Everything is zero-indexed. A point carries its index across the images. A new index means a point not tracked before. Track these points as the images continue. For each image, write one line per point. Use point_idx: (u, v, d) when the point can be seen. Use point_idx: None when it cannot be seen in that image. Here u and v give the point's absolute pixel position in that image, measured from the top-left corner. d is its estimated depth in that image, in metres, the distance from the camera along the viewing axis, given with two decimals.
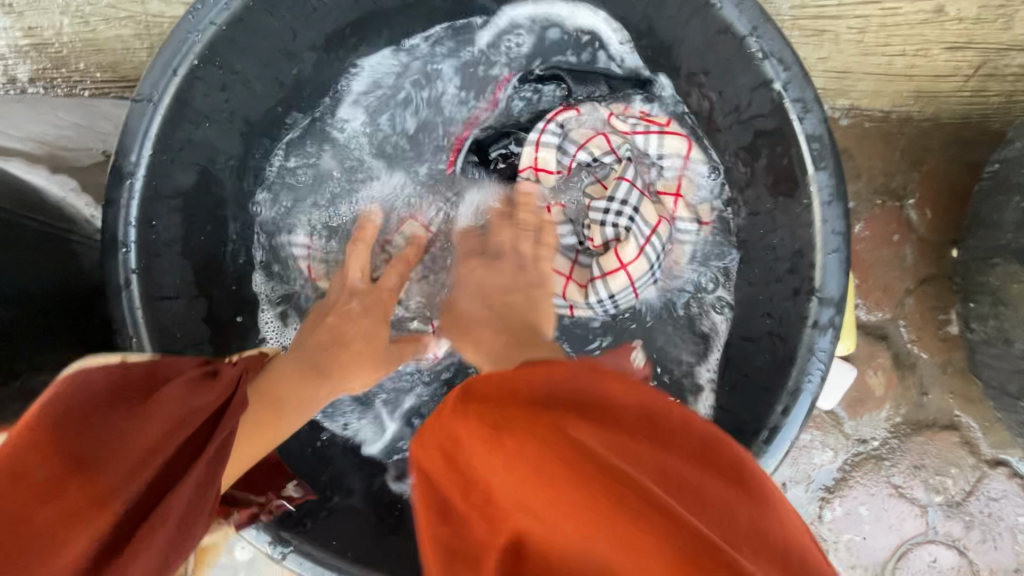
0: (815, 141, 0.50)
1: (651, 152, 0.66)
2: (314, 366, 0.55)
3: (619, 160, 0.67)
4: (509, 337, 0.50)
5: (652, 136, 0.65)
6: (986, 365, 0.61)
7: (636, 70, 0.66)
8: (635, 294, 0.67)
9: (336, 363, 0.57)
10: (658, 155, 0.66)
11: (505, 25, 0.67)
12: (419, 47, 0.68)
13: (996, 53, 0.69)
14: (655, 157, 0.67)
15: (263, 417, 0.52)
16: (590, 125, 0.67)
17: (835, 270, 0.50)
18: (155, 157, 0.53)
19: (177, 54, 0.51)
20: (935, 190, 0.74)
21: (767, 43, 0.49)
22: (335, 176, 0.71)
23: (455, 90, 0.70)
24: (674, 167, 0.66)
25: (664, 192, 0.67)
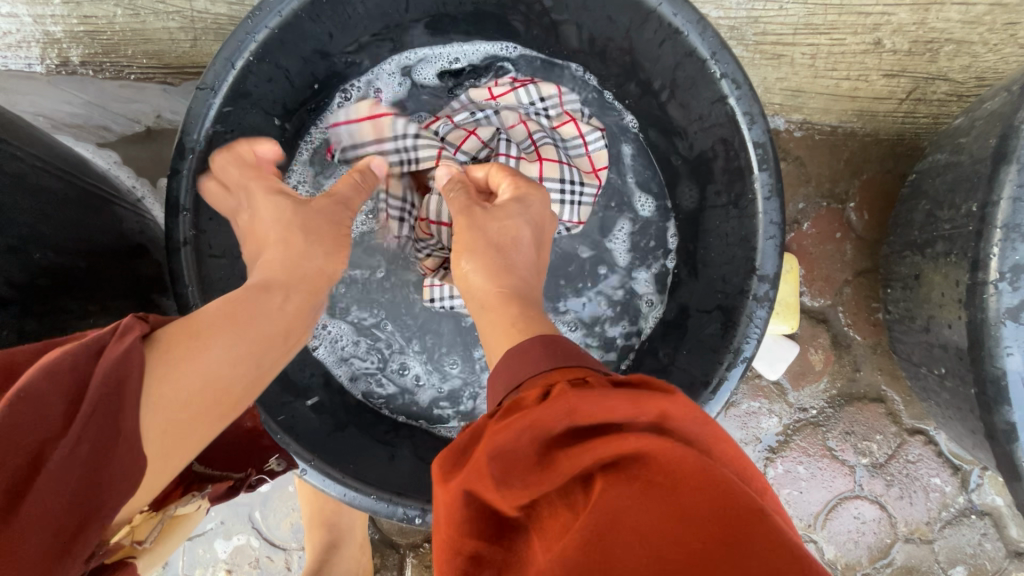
0: (760, 147, 0.61)
1: (528, 102, 0.80)
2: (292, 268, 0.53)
3: (490, 150, 0.79)
4: (512, 298, 0.54)
5: (521, 90, 0.79)
6: (900, 341, 0.73)
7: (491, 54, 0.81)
8: (579, 221, 0.80)
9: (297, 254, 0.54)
10: (538, 97, 0.79)
11: (421, 55, 0.80)
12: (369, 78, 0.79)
13: (924, 82, 0.81)
14: (535, 104, 0.80)
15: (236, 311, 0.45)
16: (455, 129, 0.79)
17: (771, 252, 0.62)
18: (212, 136, 0.63)
19: (236, 50, 0.60)
20: (871, 195, 0.86)
21: (724, 66, 0.60)
22: (308, 172, 0.80)
23: (392, 95, 0.82)
24: (555, 106, 0.80)
25: (561, 124, 0.80)
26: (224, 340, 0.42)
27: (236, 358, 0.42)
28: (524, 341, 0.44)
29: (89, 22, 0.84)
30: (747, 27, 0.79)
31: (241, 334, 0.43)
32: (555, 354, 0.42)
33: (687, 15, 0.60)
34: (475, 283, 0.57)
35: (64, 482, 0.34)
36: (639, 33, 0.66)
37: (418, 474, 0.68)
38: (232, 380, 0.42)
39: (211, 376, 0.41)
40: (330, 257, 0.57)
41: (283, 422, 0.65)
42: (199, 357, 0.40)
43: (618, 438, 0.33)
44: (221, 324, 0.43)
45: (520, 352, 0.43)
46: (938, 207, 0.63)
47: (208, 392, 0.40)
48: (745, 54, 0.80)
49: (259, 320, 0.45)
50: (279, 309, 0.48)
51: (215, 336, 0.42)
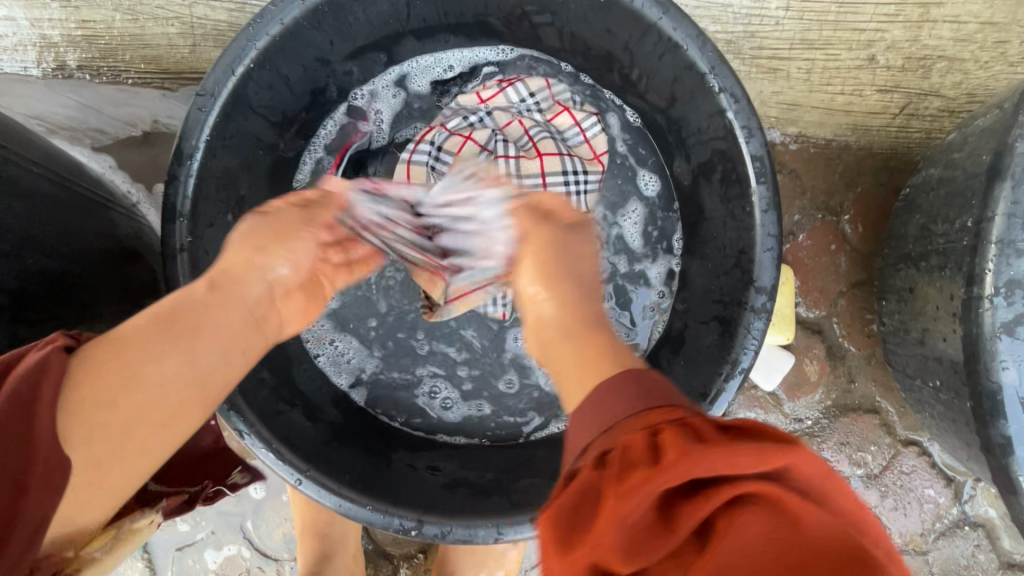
0: (758, 161, 0.62)
1: (519, 99, 0.79)
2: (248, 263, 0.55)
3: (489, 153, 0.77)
4: (588, 327, 0.54)
5: (509, 88, 0.79)
6: (895, 353, 0.73)
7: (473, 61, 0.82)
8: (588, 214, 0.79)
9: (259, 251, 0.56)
10: (526, 94, 0.79)
11: (410, 66, 0.81)
12: (365, 93, 0.80)
13: (917, 97, 0.83)
14: (525, 100, 0.79)
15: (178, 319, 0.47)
16: (451, 136, 0.77)
17: (768, 264, 0.62)
18: (211, 143, 0.62)
19: (237, 57, 0.60)
20: (865, 208, 0.87)
21: (723, 80, 0.61)
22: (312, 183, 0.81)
23: (389, 108, 0.83)
24: (546, 98, 0.80)
25: (555, 115, 0.79)
26: (145, 345, 0.44)
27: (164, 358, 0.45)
28: (611, 378, 0.44)
29: (87, 26, 0.83)
30: (744, 41, 0.80)
31: (169, 337, 0.46)
32: (635, 394, 0.41)
33: (687, 30, 0.61)
34: (547, 313, 0.57)
35: None
36: (638, 46, 0.66)
37: (413, 485, 0.68)
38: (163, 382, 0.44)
39: (141, 377, 0.43)
40: (297, 264, 0.58)
41: (276, 430, 0.64)
42: (120, 361, 0.43)
43: (738, 490, 0.34)
44: (147, 332, 0.45)
45: (620, 394, 0.42)
46: (932, 221, 0.64)
47: (134, 391, 0.43)
48: (742, 67, 0.81)
49: (194, 324, 0.47)
50: (228, 310, 0.51)
51: (139, 346, 0.44)
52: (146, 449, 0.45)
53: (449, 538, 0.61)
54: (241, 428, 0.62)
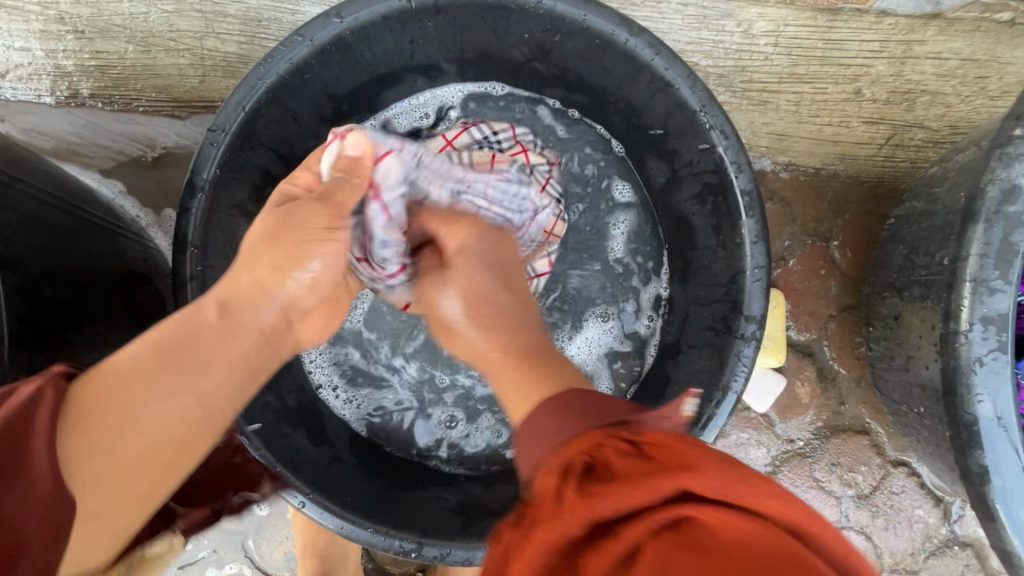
0: (746, 195, 0.64)
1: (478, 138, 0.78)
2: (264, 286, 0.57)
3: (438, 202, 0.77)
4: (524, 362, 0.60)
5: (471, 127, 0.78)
6: (882, 378, 0.75)
7: (446, 99, 0.84)
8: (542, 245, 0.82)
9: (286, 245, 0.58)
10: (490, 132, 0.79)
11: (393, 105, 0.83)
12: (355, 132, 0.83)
13: (902, 129, 0.86)
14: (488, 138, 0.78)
15: (195, 333, 0.52)
16: None
17: (757, 294, 0.65)
18: (221, 176, 0.65)
19: (247, 95, 0.63)
20: (854, 234, 0.90)
21: (712, 117, 0.64)
22: None
23: None
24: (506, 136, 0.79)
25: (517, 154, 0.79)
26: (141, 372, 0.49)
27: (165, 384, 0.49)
28: (544, 404, 0.49)
29: (100, 57, 0.86)
30: (734, 75, 0.83)
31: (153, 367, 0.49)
32: (575, 417, 0.45)
33: (678, 70, 0.64)
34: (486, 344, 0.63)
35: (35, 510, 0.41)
36: (632, 83, 0.69)
37: (413, 508, 0.70)
38: (156, 423, 0.48)
39: (144, 419, 0.47)
40: (314, 282, 0.60)
41: (281, 454, 0.66)
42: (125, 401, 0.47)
43: (652, 497, 0.35)
44: (146, 364, 0.49)
45: (546, 416, 0.47)
46: (915, 253, 0.66)
47: (136, 436, 0.47)
48: (733, 100, 0.84)
49: (181, 356, 0.50)
50: (229, 334, 0.54)
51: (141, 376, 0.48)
52: (143, 487, 0.49)
53: (448, 560, 0.63)
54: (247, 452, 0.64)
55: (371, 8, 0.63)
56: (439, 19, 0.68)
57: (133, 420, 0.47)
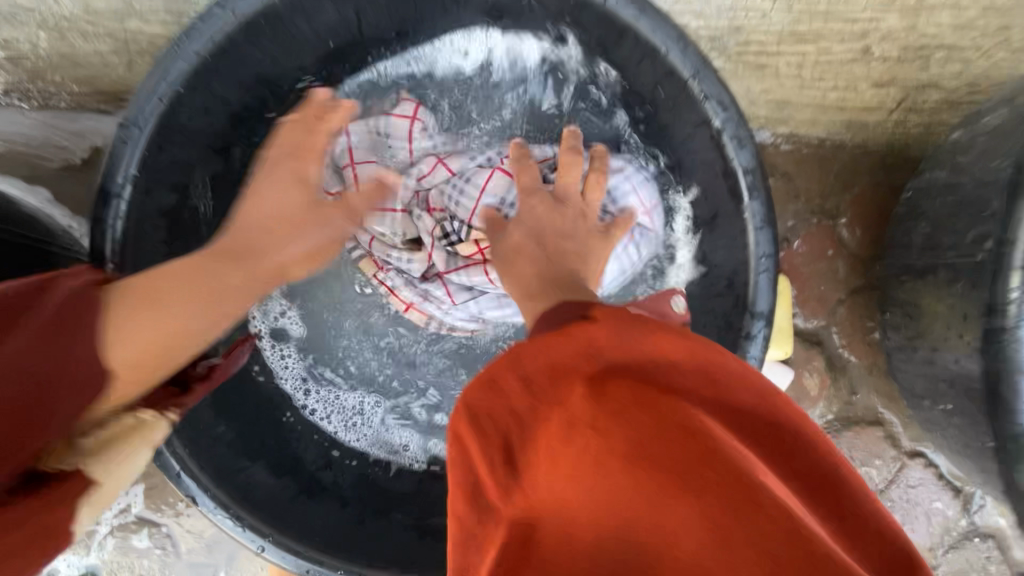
0: (749, 173, 0.56)
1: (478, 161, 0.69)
2: (227, 249, 0.56)
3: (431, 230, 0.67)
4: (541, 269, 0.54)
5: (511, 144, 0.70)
6: (899, 369, 0.69)
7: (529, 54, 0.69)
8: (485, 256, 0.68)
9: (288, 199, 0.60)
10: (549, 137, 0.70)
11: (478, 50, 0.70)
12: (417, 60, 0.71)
13: (915, 90, 0.77)
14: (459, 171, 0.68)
15: (219, 257, 0.56)
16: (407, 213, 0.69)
17: (764, 289, 0.57)
18: (141, 177, 0.56)
19: (162, 82, 0.54)
20: (862, 210, 0.82)
21: (707, 87, 0.55)
22: None
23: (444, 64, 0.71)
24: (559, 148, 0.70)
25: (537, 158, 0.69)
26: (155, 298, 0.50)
27: (143, 360, 0.50)
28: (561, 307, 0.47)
29: (9, 47, 0.76)
30: (729, 37, 0.74)
31: (213, 309, 0.54)
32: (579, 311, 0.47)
33: (667, 32, 0.55)
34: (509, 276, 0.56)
35: (13, 382, 0.42)
36: (613, 51, 0.60)
37: (384, 545, 0.64)
38: (187, 329, 0.52)
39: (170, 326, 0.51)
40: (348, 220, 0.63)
41: (234, 491, 0.59)
42: (156, 314, 0.50)
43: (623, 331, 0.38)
44: (194, 262, 0.54)
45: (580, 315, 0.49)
46: (939, 231, 0.59)
47: (151, 311, 0.50)
48: (727, 65, 0.76)
49: (211, 268, 0.54)
50: (229, 270, 0.55)
51: (174, 304, 0.51)
52: (134, 367, 0.50)
53: None
54: (194, 492, 0.57)
55: None
56: None
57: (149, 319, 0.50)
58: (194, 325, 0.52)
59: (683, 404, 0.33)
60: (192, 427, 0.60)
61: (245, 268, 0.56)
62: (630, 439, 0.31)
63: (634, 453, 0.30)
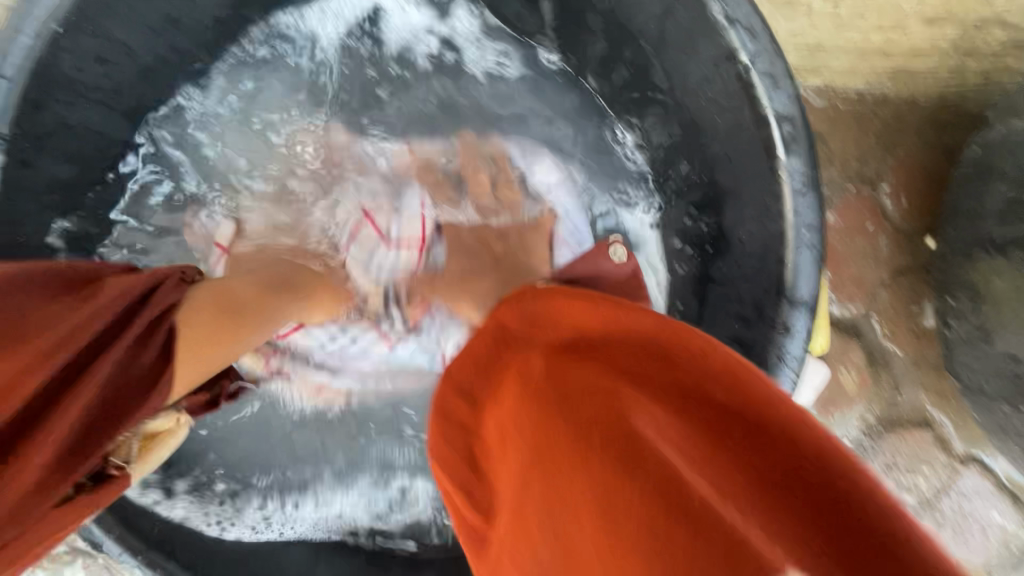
0: (787, 122, 0.44)
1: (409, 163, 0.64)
2: (279, 280, 0.50)
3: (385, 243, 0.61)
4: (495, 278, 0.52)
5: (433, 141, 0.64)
6: (964, 365, 0.57)
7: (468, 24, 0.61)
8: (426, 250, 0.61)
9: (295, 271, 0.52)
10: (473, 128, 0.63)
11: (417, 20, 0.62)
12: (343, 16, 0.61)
13: (973, 29, 0.65)
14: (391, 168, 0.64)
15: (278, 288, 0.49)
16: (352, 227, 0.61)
17: (808, 268, 0.45)
18: (14, 143, 0.45)
19: (31, 19, 0.43)
20: (909, 176, 0.69)
21: (731, 9, 0.43)
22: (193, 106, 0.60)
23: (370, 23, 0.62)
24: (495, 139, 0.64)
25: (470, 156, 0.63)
26: (224, 316, 0.42)
27: (216, 333, 0.42)
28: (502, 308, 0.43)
29: None
30: None
31: (239, 323, 0.43)
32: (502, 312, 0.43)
33: None
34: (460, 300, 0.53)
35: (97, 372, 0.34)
36: None
37: None
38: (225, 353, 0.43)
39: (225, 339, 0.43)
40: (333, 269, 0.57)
41: None
42: (225, 322, 0.42)
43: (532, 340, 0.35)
44: (255, 285, 0.47)
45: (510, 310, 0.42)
46: None
47: (224, 315, 0.42)
48: None
49: (271, 297, 0.47)
50: (282, 298, 0.48)
51: (248, 316, 0.44)
52: (192, 371, 0.41)
53: None
54: None
55: None
56: None
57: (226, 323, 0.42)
58: (246, 323, 0.44)
59: (616, 392, 0.26)
60: None
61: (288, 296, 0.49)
62: (527, 449, 0.28)
63: (542, 470, 0.26)
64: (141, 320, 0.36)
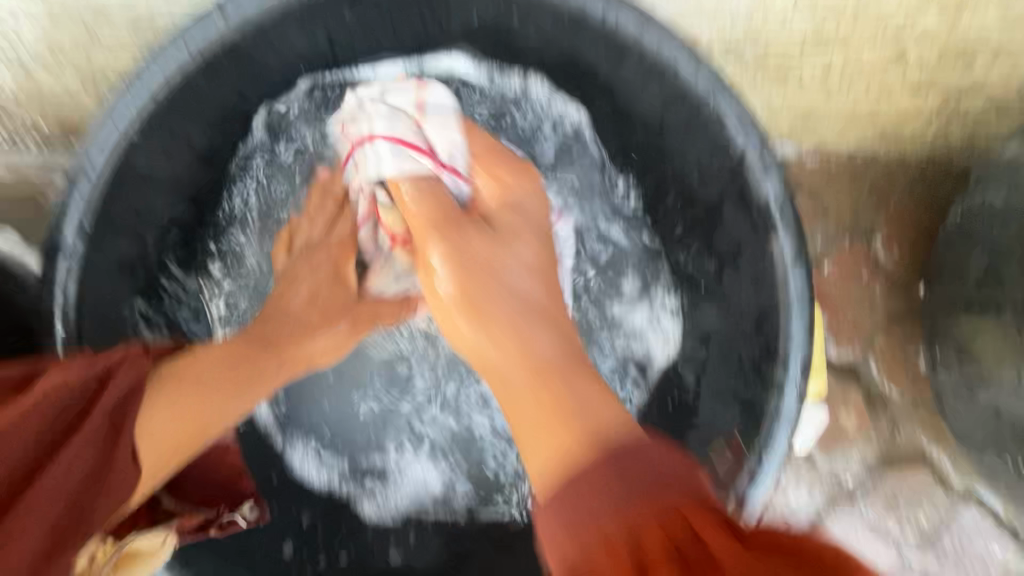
0: (778, 206, 0.49)
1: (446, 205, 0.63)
2: (264, 343, 0.57)
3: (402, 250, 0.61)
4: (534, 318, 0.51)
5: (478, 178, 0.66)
6: (953, 413, 0.61)
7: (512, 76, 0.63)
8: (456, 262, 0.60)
9: (284, 332, 0.58)
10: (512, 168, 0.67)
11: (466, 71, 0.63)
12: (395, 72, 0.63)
13: (956, 95, 0.69)
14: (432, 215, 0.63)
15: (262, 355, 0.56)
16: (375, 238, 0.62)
17: (800, 335, 0.50)
18: (94, 234, 0.51)
19: (113, 129, 0.49)
20: (900, 229, 0.74)
21: (724, 108, 0.49)
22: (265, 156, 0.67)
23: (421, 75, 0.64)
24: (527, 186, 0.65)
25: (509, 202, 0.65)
26: (190, 392, 0.48)
27: (178, 437, 0.48)
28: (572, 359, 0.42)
29: None
30: (745, 46, 0.67)
31: (244, 389, 0.53)
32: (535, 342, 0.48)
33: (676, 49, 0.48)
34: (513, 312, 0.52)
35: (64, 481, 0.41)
36: (616, 71, 0.54)
37: None
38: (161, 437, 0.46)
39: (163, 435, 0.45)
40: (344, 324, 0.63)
41: None
42: (194, 409, 0.48)
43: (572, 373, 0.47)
44: (233, 354, 0.54)
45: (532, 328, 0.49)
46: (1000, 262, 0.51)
47: (203, 404, 0.49)
48: (744, 76, 0.69)
49: (250, 363, 0.54)
50: (272, 367, 0.56)
51: (211, 408, 0.50)
52: (158, 462, 0.47)
53: None
54: None
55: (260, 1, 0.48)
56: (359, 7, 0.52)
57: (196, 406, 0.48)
58: (231, 408, 0.52)
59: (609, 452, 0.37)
60: None
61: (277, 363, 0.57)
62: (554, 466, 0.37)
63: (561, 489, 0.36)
64: (95, 416, 0.42)
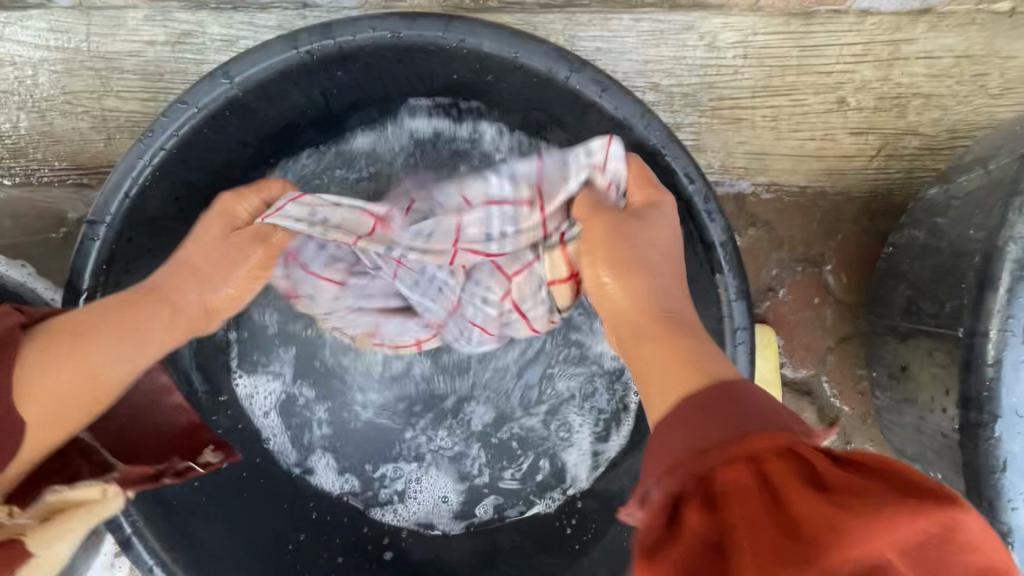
0: (723, 247, 0.56)
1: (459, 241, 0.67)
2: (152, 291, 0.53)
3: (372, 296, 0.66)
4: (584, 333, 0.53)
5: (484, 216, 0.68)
6: (889, 428, 0.67)
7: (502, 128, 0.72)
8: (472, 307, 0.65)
9: (168, 274, 0.54)
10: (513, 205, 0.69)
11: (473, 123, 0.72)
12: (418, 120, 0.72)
13: (894, 137, 0.76)
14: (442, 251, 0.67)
15: (148, 301, 0.53)
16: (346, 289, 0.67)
17: (744, 361, 0.56)
18: (108, 272, 0.57)
19: (127, 179, 0.55)
20: (848, 257, 0.81)
21: (674, 160, 0.55)
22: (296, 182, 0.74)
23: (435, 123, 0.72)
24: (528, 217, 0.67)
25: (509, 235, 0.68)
26: (59, 350, 0.49)
27: (69, 398, 0.49)
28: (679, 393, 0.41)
29: None
30: (702, 93, 0.74)
31: (133, 348, 0.51)
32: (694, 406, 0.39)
33: (630, 109, 0.55)
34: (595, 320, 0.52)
35: None
36: (580, 124, 0.60)
37: None
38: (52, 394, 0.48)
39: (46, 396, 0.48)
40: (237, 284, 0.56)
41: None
42: (77, 360, 0.49)
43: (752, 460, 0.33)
44: (116, 304, 0.52)
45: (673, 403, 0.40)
46: (920, 295, 0.58)
47: (78, 360, 0.49)
48: (702, 120, 0.75)
49: (133, 315, 0.51)
50: (159, 320, 0.53)
51: (95, 365, 0.50)
52: (56, 416, 0.50)
53: None
54: None
55: (262, 65, 0.54)
56: (351, 69, 0.59)
57: (73, 369, 0.49)
58: (115, 368, 0.51)
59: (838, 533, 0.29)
60: (166, 518, 0.59)
61: (162, 313, 0.53)
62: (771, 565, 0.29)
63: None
64: None
